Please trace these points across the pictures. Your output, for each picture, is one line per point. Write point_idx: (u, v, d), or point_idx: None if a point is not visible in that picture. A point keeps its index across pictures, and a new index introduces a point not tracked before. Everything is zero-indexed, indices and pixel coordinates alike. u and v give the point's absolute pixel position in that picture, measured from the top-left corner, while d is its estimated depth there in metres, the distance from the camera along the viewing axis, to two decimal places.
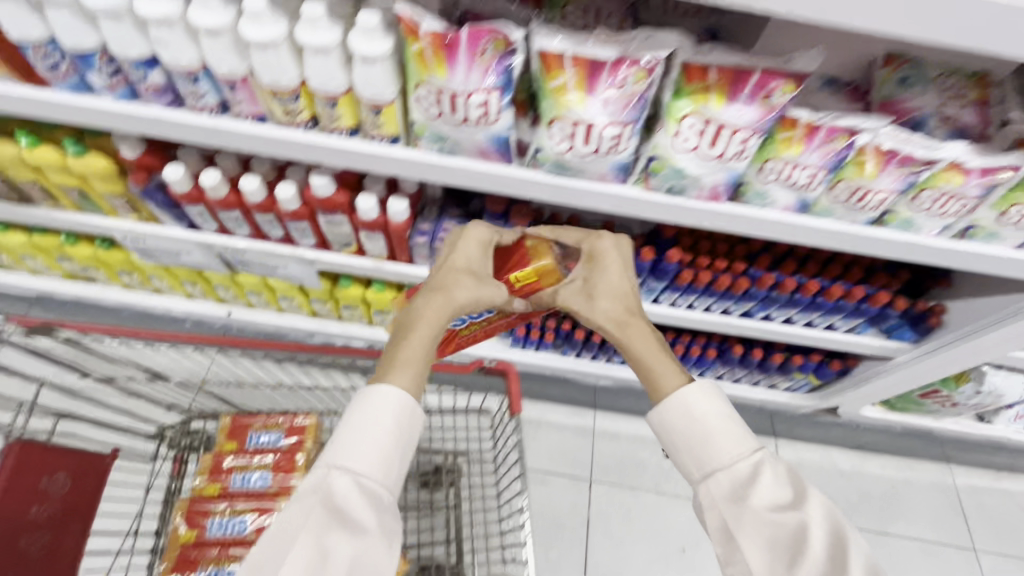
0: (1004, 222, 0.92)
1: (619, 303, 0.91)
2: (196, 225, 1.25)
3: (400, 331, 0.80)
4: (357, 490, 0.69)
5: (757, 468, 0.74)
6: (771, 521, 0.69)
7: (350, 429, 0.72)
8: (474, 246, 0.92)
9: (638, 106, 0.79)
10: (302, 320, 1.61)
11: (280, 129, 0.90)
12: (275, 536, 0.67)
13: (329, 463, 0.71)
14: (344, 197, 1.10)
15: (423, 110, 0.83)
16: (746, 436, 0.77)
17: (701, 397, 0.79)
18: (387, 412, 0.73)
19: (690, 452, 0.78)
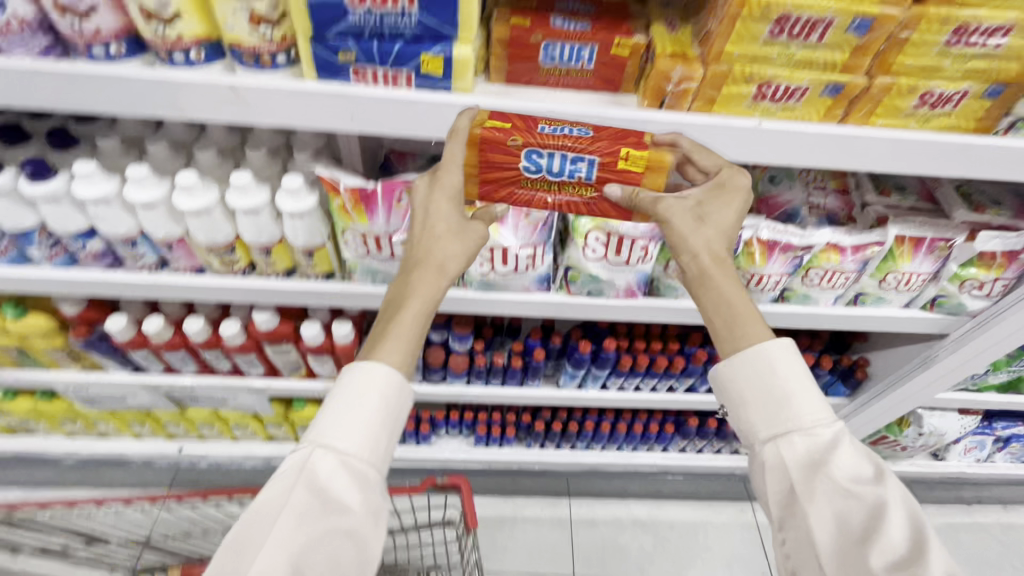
0: (886, 287, 1.03)
1: (723, 239, 0.76)
2: (141, 368, 1.25)
3: (390, 306, 0.69)
4: (341, 470, 0.64)
5: (837, 441, 0.69)
6: (845, 496, 0.66)
7: (338, 403, 0.66)
8: (448, 200, 0.72)
9: (546, 229, 0.89)
10: (258, 447, 1.57)
11: (219, 277, 0.95)
12: (252, 517, 0.62)
13: (313, 441, 0.65)
14: (288, 327, 1.14)
15: (351, 250, 0.90)
16: (830, 409, 0.71)
17: (781, 355, 0.72)
18: (369, 388, 0.66)
19: (762, 408, 0.73)
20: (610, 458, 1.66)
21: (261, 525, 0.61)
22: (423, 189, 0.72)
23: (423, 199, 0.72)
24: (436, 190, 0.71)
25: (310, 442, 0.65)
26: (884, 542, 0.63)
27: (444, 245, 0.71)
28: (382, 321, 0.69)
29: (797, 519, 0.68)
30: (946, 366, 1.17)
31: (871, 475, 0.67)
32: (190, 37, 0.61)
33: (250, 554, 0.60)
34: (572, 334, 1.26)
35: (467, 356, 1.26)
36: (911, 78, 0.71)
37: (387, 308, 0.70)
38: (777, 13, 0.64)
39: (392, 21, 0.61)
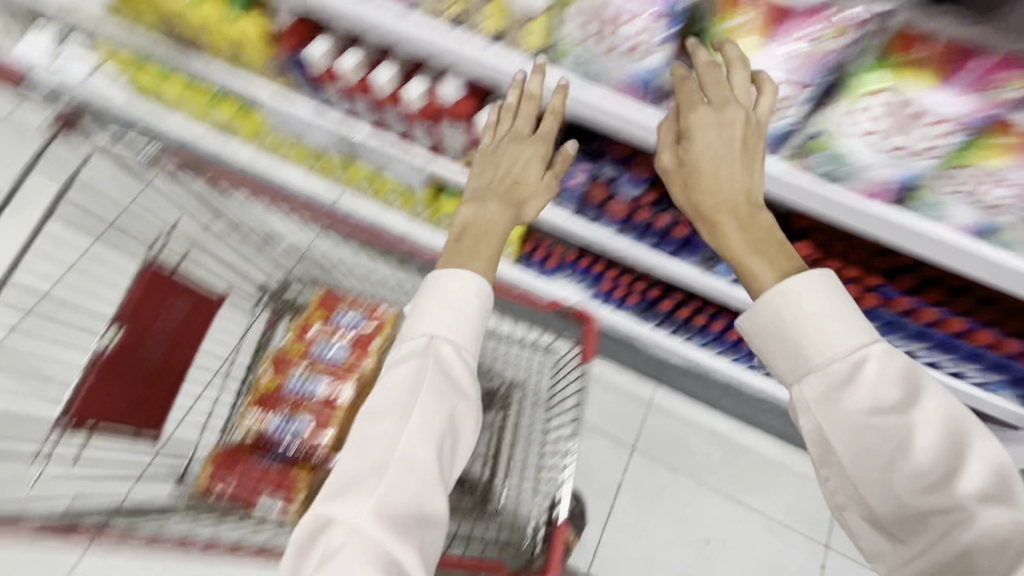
0: None
1: (725, 197, 0.74)
2: (327, 104, 1.29)
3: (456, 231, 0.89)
4: (463, 357, 0.81)
5: (858, 363, 0.64)
6: (871, 427, 0.62)
7: (444, 295, 0.82)
8: (536, 159, 0.92)
9: (821, 68, 0.74)
10: (400, 221, 1.65)
11: (421, 27, 0.88)
12: (398, 399, 0.78)
13: (431, 333, 0.81)
14: (467, 107, 1.08)
15: (574, 30, 0.82)
16: (851, 329, 0.65)
17: (808, 288, 0.67)
18: (469, 290, 0.82)
19: (783, 353, 0.69)
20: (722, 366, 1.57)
21: (401, 409, 0.77)
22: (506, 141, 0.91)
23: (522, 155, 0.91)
24: (515, 136, 0.91)
25: (427, 331, 0.81)
26: (916, 466, 0.59)
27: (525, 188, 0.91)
28: (462, 242, 0.88)
29: (834, 457, 0.65)
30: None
31: (899, 396, 0.62)
32: None
33: (395, 431, 0.75)
34: None
35: (630, 206, 1.16)
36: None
37: (466, 235, 0.88)
38: None
39: None
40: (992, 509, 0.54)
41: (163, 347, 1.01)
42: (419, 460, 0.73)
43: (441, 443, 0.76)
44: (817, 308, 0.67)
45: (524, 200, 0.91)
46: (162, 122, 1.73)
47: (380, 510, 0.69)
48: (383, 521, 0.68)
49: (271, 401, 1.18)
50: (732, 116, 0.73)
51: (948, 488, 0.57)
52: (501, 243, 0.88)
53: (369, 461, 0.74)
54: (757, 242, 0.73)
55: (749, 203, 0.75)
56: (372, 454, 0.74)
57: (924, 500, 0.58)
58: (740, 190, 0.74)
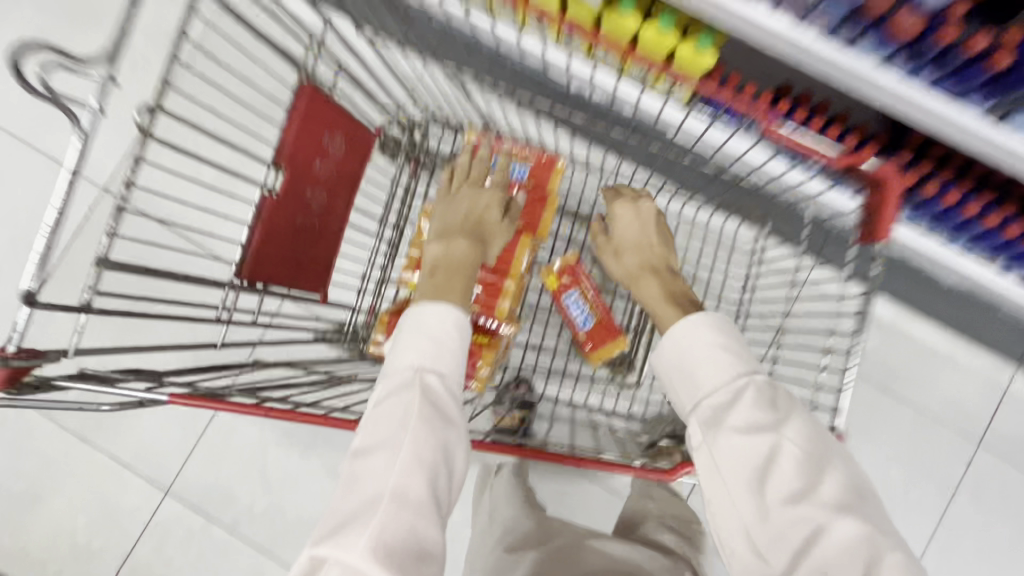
0: None
1: (642, 259, 0.97)
2: None
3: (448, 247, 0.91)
4: (442, 399, 0.73)
5: (738, 392, 0.72)
6: (748, 446, 0.68)
7: (428, 337, 0.76)
8: (490, 199, 0.94)
9: None
10: None
11: None
12: (381, 432, 0.70)
13: (417, 365, 0.74)
14: None
15: None
16: (720, 362, 0.74)
17: (700, 327, 0.79)
18: (449, 324, 0.78)
19: (680, 382, 0.78)
20: (927, 248, 1.31)
21: (380, 444, 0.69)
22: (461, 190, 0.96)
23: (480, 198, 0.94)
24: (471, 185, 0.96)
25: (414, 363, 0.74)
26: (783, 482, 0.66)
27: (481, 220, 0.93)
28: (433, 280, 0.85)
29: (717, 476, 0.70)
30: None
31: (769, 421, 0.69)
32: None
33: (383, 463, 0.68)
34: None
35: (925, 22, 0.82)
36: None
37: (439, 271, 0.85)
38: None
39: None
40: (841, 515, 0.63)
41: (326, 194, 0.82)
42: (413, 493, 0.66)
43: (436, 474, 0.68)
44: (711, 346, 0.76)
45: (485, 238, 0.91)
46: None
47: (374, 548, 0.61)
48: (374, 558, 0.60)
49: None
50: (641, 200, 1.02)
51: (812, 497, 0.65)
52: (473, 279, 0.86)
53: (360, 494, 0.66)
54: (672, 298, 0.88)
55: (668, 272, 0.95)
56: (353, 492, 0.67)
57: (787, 513, 0.64)
58: (657, 256, 0.96)
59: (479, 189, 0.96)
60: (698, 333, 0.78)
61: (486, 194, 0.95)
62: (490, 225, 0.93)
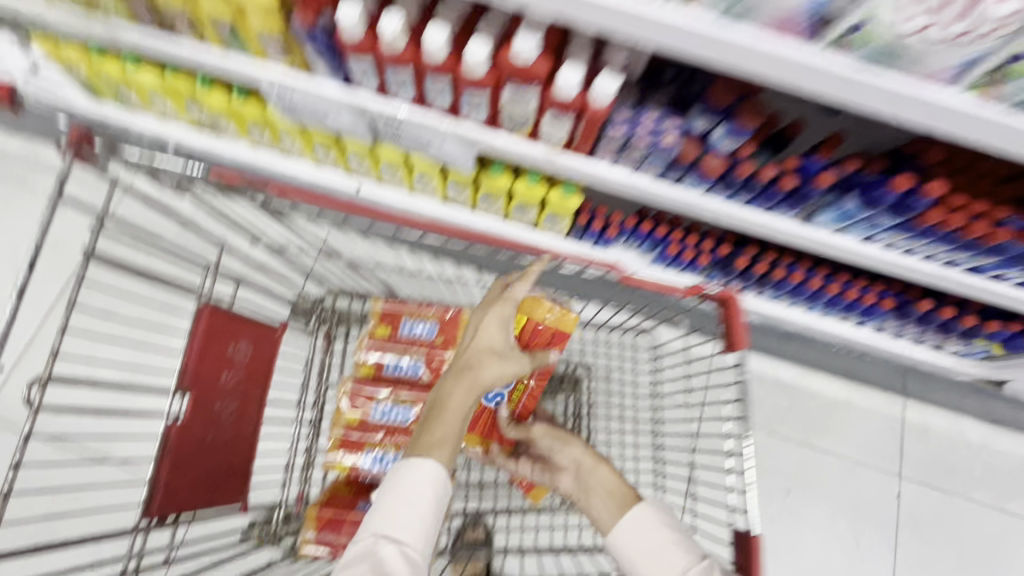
0: None
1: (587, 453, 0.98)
2: (352, 82, 1.09)
3: (432, 408, 0.78)
4: (406, 558, 0.70)
5: (706, 572, 0.76)
6: None
7: (400, 496, 0.73)
8: (497, 322, 0.85)
9: None
10: (431, 207, 1.49)
11: None
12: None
13: (380, 533, 0.71)
14: (544, 67, 0.91)
15: None
16: (682, 542, 0.80)
17: (652, 523, 0.83)
18: (425, 492, 0.73)
19: (644, 565, 0.80)
20: (795, 316, 1.50)
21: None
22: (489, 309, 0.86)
23: (493, 329, 0.85)
24: (493, 306, 0.87)
25: (377, 533, 0.71)
26: None
27: (494, 346, 0.83)
28: (424, 427, 0.77)
29: None
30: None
31: None
32: None
33: None
34: (871, 167, 0.98)
35: (726, 161, 1.03)
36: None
37: (430, 413, 0.78)
38: None
39: None
40: None
41: (235, 401, 0.82)
42: None
43: None
44: (667, 537, 0.81)
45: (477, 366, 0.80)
46: (135, 122, 1.49)
47: None
48: None
49: (357, 441, 0.99)
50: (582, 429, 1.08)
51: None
52: (460, 425, 0.77)
53: None
54: (611, 491, 0.90)
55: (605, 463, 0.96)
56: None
57: None
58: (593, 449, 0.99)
59: (485, 307, 0.87)
60: (653, 533, 0.82)
61: (502, 321, 0.85)
62: (512, 352, 0.84)
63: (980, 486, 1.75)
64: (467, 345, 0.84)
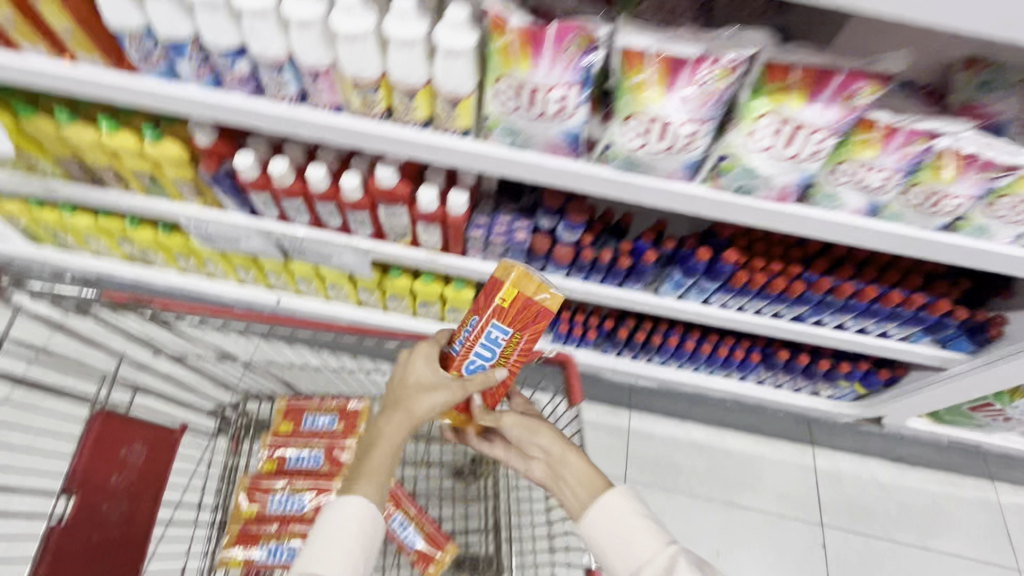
0: (995, 216, 0.89)
1: (556, 442, 1.00)
2: (257, 212, 1.29)
3: (367, 443, 0.86)
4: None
5: (673, 562, 0.79)
6: None
7: (323, 536, 0.79)
8: (423, 360, 0.92)
9: (717, 105, 0.80)
10: (347, 311, 1.65)
11: (355, 120, 0.92)
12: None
13: (310, 571, 0.76)
14: (406, 188, 1.13)
15: (499, 103, 0.84)
16: (649, 531, 0.83)
17: (623, 507, 0.86)
18: (351, 523, 0.80)
19: (617, 552, 0.84)
20: (688, 377, 1.65)
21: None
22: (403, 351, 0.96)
23: (421, 365, 0.92)
24: (416, 355, 0.93)
25: (306, 570, 0.76)
26: None
27: (419, 378, 0.91)
28: (359, 462, 0.84)
29: None
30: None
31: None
32: None
33: None
34: (687, 241, 1.20)
35: (573, 248, 1.24)
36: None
37: (368, 450, 0.86)
38: None
39: None
40: None
41: (124, 503, 0.89)
42: None
43: None
44: (638, 523, 0.84)
45: (411, 402, 0.88)
46: (72, 261, 1.65)
47: None
48: None
49: (253, 533, 1.06)
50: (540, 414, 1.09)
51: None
52: (393, 459, 0.85)
53: None
54: (582, 480, 0.92)
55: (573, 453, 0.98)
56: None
57: None
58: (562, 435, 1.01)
59: (410, 350, 0.94)
60: (626, 517, 0.85)
61: (428, 360, 0.92)
62: (443, 382, 0.91)
63: (900, 524, 1.83)
64: (392, 386, 0.93)
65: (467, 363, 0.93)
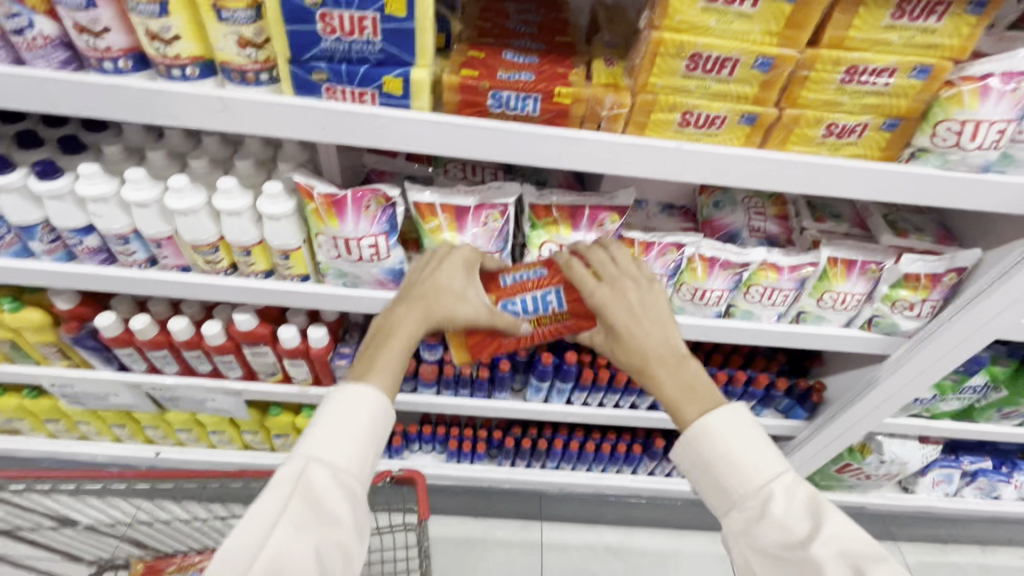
0: (752, 300, 1.09)
1: (658, 343, 0.78)
2: (126, 366, 1.31)
3: (382, 333, 0.80)
4: (336, 486, 0.69)
5: (767, 505, 0.68)
6: (783, 558, 0.66)
7: (329, 424, 0.71)
8: (457, 264, 0.88)
9: (502, 238, 0.97)
10: (233, 455, 1.61)
11: (203, 276, 1.03)
12: (247, 535, 0.64)
13: (310, 457, 0.69)
14: (266, 329, 1.21)
15: (324, 252, 0.98)
16: (764, 456, 0.71)
17: (727, 429, 0.73)
18: (361, 410, 0.72)
19: (713, 479, 0.73)
20: (582, 479, 1.68)
21: (264, 542, 0.64)
22: (433, 248, 0.90)
23: (450, 273, 0.86)
24: (451, 259, 0.88)
25: (306, 455, 0.69)
26: None
27: (455, 278, 0.86)
28: (372, 350, 0.79)
29: None
30: (986, 312, 1.02)
31: (806, 531, 0.65)
32: (188, 57, 0.72)
33: (248, 554, 0.62)
34: (537, 348, 1.34)
35: (437, 366, 1.33)
36: (841, 49, 0.75)
37: (374, 343, 0.79)
38: (690, 51, 0.74)
39: (359, 49, 0.71)
40: None
41: None
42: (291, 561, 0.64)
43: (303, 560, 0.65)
44: (733, 450, 0.72)
45: (432, 309, 0.82)
46: None
47: None
48: None
49: None
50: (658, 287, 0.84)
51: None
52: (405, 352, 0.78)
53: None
54: (688, 387, 0.76)
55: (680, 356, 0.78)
56: (232, 567, 0.61)
57: None
58: (676, 344, 0.78)
59: (440, 250, 0.90)
60: (717, 441, 0.73)
61: (467, 276, 0.88)
62: (470, 296, 0.87)
63: None
64: (416, 281, 0.86)
65: (500, 301, 0.92)
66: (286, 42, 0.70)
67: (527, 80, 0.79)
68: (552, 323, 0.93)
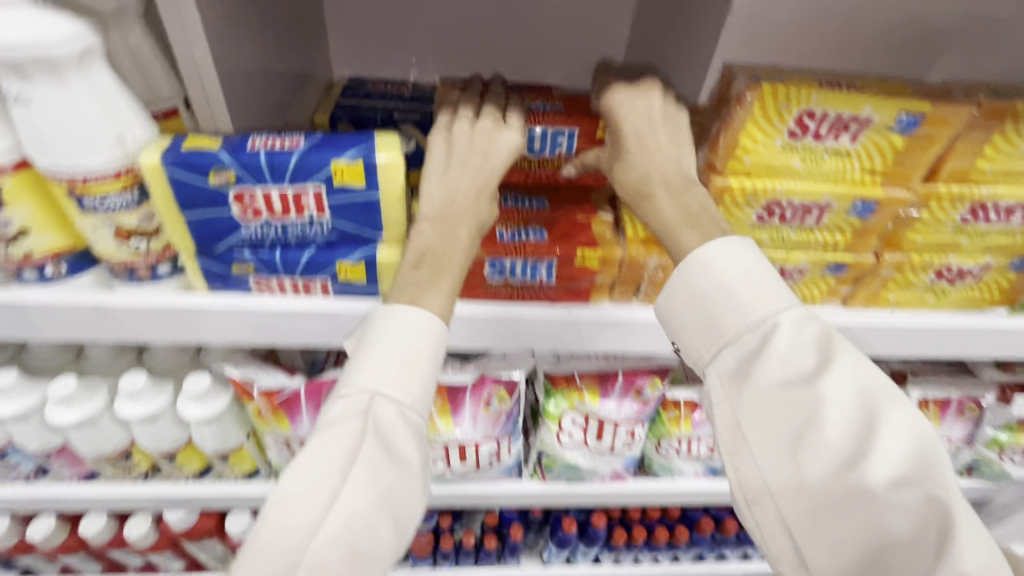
0: None
1: (667, 167, 0.50)
2: (31, 569, 1.02)
3: (419, 249, 0.49)
4: (404, 430, 0.45)
5: (767, 336, 0.44)
6: (780, 405, 0.43)
7: (383, 345, 0.46)
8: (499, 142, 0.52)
9: (511, 421, 0.74)
10: None
11: (113, 485, 0.77)
12: (301, 484, 0.42)
13: (367, 386, 0.45)
14: (210, 520, 0.94)
15: (275, 453, 0.74)
16: (765, 286, 0.46)
17: (718, 250, 0.47)
18: (420, 330, 0.47)
19: (698, 321, 0.48)
20: None
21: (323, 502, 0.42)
22: (486, 120, 0.52)
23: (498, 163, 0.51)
24: (493, 140, 0.52)
25: (364, 387, 0.45)
26: (831, 448, 0.41)
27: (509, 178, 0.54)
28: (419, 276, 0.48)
29: (756, 450, 0.44)
30: None
31: (814, 367, 0.43)
32: (44, 252, 0.49)
33: (302, 522, 0.41)
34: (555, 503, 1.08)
35: (431, 536, 1.06)
36: (966, 182, 0.55)
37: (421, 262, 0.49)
38: (765, 199, 0.53)
39: (297, 230, 0.49)
40: (899, 492, 0.39)
41: None
42: (359, 521, 0.42)
43: (368, 516, 0.43)
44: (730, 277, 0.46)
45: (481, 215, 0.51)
46: None
47: None
48: None
49: None
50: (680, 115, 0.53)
51: (808, 469, 0.41)
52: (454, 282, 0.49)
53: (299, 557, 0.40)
54: (689, 212, 0.49)
55: (691, 184, 0.50)
56: (287, 528, 0.41)
57: (838, 489, 0.40)
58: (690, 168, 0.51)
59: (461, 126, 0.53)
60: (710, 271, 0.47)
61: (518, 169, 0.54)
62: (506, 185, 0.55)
63: None
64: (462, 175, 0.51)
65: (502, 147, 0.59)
66: (185, 227, 0.47)
67: (537, 241, 0.57)
68: (552, 171, 0.61)
